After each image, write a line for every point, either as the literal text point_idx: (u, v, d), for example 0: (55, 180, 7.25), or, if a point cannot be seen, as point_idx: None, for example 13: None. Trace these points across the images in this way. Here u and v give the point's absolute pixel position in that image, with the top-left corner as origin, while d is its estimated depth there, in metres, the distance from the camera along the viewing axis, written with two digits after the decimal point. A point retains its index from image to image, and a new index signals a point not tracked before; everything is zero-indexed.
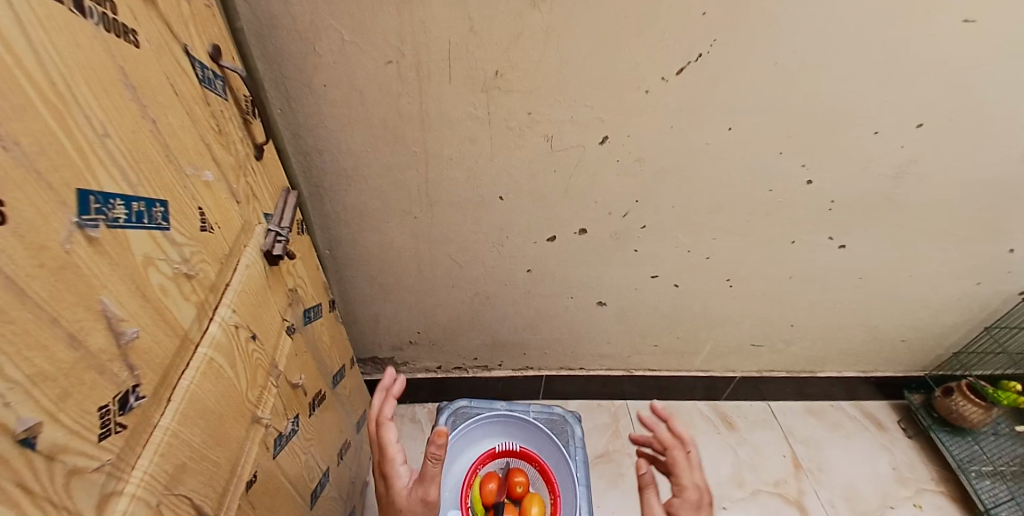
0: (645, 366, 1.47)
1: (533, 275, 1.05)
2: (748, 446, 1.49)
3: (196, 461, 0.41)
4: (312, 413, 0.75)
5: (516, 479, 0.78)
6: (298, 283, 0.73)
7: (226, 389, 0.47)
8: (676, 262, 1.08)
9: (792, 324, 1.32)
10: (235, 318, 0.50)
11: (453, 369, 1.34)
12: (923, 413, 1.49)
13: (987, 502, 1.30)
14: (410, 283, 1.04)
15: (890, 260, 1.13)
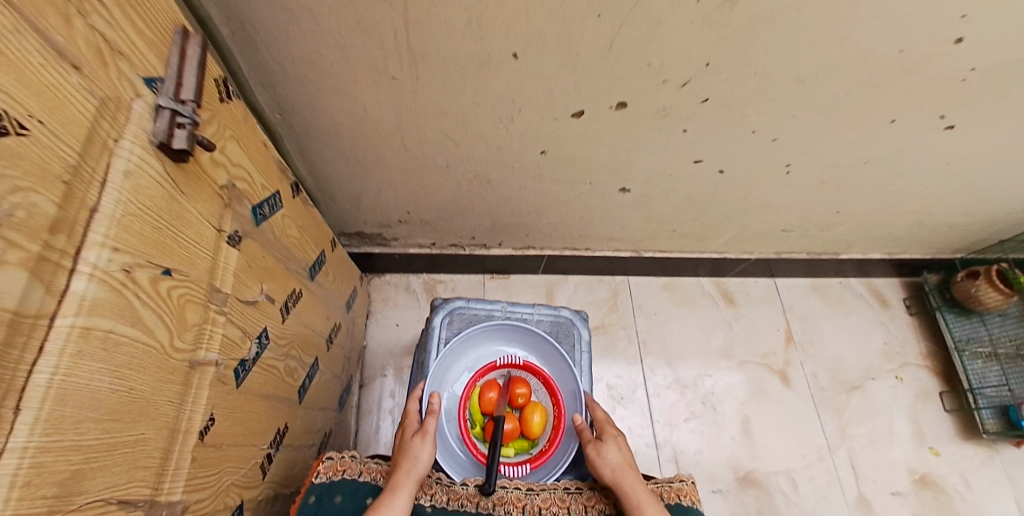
0: (656, 248, 1.31)
1: (547, 158, 0.86)
2: (742, 320, 1.38)
3: (101, 458, 0.32)
4: (284, 317, 0.68)
5: (519, 388, 0.76)
6: (235, 174, 0.54)
7: (131, 358, 0.35)
8: (726, 143, 0.82)
9: (837, 210, 1.10)
10: (121, 262, 0.35)
11: (448, 246, 1.28)
12: (936, 294, 1.33)
13: (973, 382, 1.23)
14: (394, 161, 0.86)
15: (996, 147, 0.87)
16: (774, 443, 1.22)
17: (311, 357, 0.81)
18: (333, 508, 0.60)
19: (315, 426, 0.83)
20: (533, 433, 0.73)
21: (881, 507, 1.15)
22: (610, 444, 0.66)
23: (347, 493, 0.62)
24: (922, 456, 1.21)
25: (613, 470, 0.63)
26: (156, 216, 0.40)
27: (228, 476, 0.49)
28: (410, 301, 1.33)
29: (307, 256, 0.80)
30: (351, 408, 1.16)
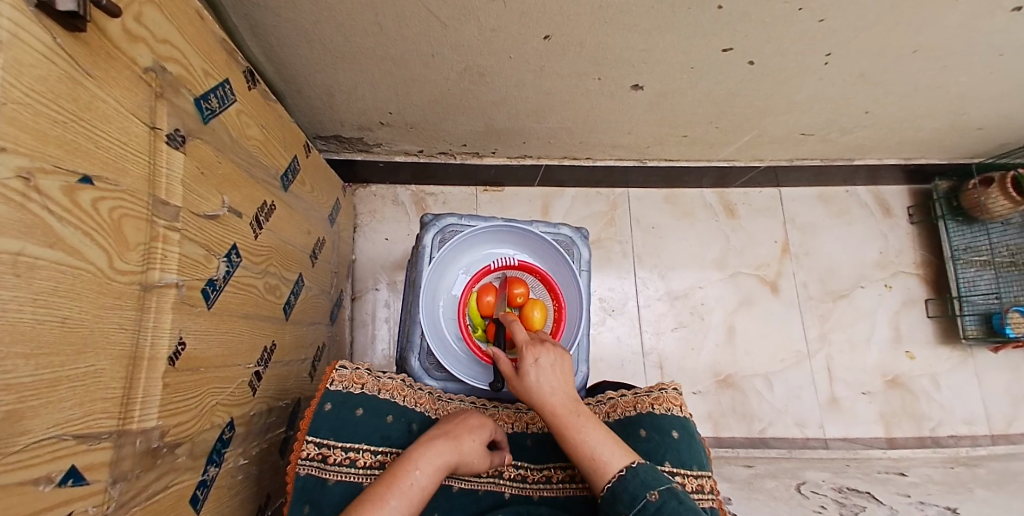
0: (661, 157, 1.21)
1: (553, 44, 0.73)
2: (742, 232, 1.35)
3: (44, 395, 0.28)
4: (257, 233, 0.62)
5: (516, 288, 0.71)
6: (162, 53, 0.42)
7: (56, 283, 0.29)
8: (767, 25, 0.69)
9: (866, 111, 0.98)
10: (15, 166, 0.26)
11: (437, 154, 1.17)
12: (942, 203, 1.30)
13: (962, 289, 1.27)
14: (368, 45, 0.72)
15: None
16: (756, 349, 1.28)
17: (294, 274, 0.77)
18: (354, 420, 0.61)
19: (306, 341, 0.82)
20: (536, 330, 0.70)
21: (849, 404, 1.25)
22: (532, 366, 0.56)
23: (369, 407, 0.63)
24: (896, 360, 1.29)
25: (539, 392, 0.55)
26: (56, 107, 0.30)
27: (212, 396, 0.48)
28: (399, 214, 1.26)
29: (276, 162, 0.71)
30: (346, 320, 1.16)
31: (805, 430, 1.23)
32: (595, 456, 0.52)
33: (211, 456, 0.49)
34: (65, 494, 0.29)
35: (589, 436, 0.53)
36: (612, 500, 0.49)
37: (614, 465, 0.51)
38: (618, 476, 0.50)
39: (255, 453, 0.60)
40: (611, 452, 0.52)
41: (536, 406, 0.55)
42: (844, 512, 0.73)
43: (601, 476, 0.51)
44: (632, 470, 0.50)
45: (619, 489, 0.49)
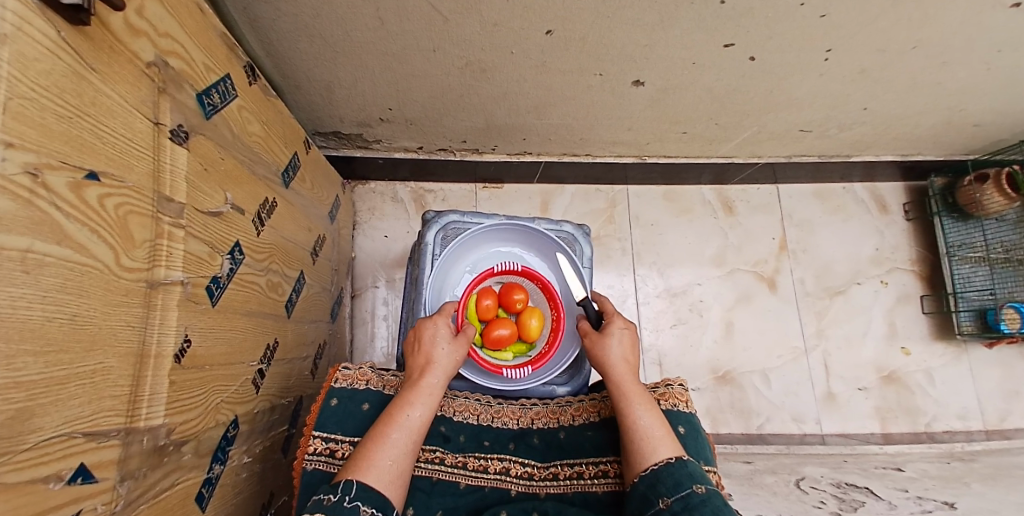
0: (660, 154, 1.21)
1: (555, 40, 0.73)
2: (740, 229, 1.36)
3: (53, 393, 0.28)
4: (259, 230, 0.61)
5: (516, 295, 0.74)
6: (165, 48, 0.42)
7: (64, 280, 0.29)
8: (769, 20, 0.69)
9: (865, 108, 0.99)
10: (23, 162, 0.26)
11: (437, 151, 1.16)
12: (938, 199, 1.32)
13: (957, 285, 1.28)
14: (369, 40, 0.72)
15: None
16: (753, 345, 1.29)
17: (296, 271, 0.76)
18: (360, 415, 0.61)
19: (308, 338, 0.82)
20: (531, 337, 0.75)
21: (845, 399, 1.27)
22: (613, 336, 0.63)
23: (374, 402, 0.63)
24: (891, 354, 1.30)
25: (610, 359, 0.61)
26: (62, 102, 0.30)
27: (216, 394, 0.48)
28: (398, 211, 1.25)
29: (277, 159, 0.71)
30: (345, 318, 1.16)
31: (802, 426, 1.24)
32: (643, 433, 0.54)
33: (215, 454, 0.48)
34: (75, 492, 0.29)
35: (643, 414, 0.55)
36: (651, 478, 0.50)
37: (659, 452, 0.52)
38: (663, 461, 0.51)
39: (259, 451, 0.60)
40: (659, 439, 0.53)
41: (603, 368, 0.61)
42: (842, 506, 0.74)
43: (643, 455, 0.52)
44: (678, 460, 0.51)
45: (661, 471, 0.50)
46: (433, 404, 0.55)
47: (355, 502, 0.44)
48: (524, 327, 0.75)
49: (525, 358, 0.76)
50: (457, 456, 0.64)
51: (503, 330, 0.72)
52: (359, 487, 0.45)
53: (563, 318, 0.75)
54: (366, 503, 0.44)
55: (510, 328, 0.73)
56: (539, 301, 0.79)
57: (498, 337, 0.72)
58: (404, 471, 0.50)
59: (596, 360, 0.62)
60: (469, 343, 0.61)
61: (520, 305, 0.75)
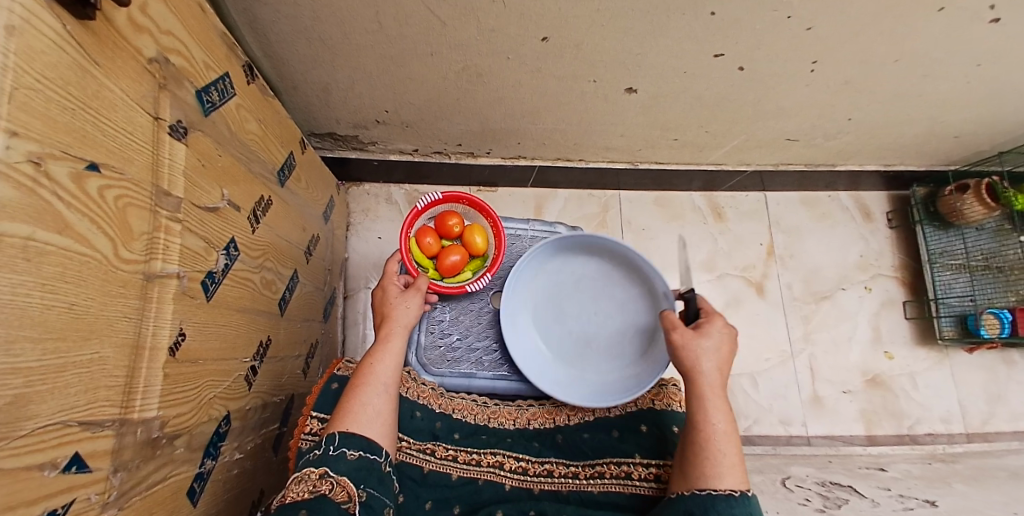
0: (652, 160, 1.24)
1: (550, 46, 0.74)
2: (729, 235, 1.38)
3: (50, 381, 0.28)
4: (254, 226, 0.61)
5: (451, 221, 0.76)
6: (166, 45, 0.42)
7: (63, 268, 0.29)
8: (758, 31, 0.71)
9: (850, 118, 1.02)
10: (26, 150, 0.26)
11: (432, 153, 1.18)
12: (920, 208, 1.35)
13: (939, 292, 1.32)
14: (368, 42, 0.73)
15: None
16: (741, 349, 1.31)
17: (289, 270, 0.76)
18: None
19: (300, 338, 0.82)
20: (480, 250, 0.77)
21: (831, 403, 1.29)
22: (711, 337, 0.59)
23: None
24: (876, 359, 1.33)
25: (699, 359, 0.58)
26: (67, 94, 0.30)
27: (210, 389, 0.48)
28: (393, 212, 1.26)
29: (273, 158, 0.71)
30: (337, 319, 1.16)
31: (789, 429, 1.26)
32: (713, 455, 0.52)
33: (208, 449, 0.48)
34: (70, 481, 0.29)
35: (716, 434, 0.53)
36: (708, 505, 0.48)
37: (724, 481, 0.51)
38: (726, 491, 0.49)
39: (250, 448, 0.60)
40: (727, 466, 0.52)
41: (693, 367, 0.58)
42: (828, 503, 0.76)
43: (707, 475, 0.51)
44: (742, 494, 0.49)
45: (720, 499, 0.48)
46: (397, 352, 0.60)
47: (340, 449, 0.51)
48: (471, 244, 0.76)
49: (483, 270, 0.77)
50: (449, 449, 0.65)
51: (453, 256, 0.74)
52: (341, 436, 0.52)
53: (498, 221, 0.77)
54: (351, 448, 0.51)
55: (459, 253, 0.74)
56: (475, 217, 0.80)
57: (451, 264, 0.74)
58: (384, 414, 0.56)
59: (686, 360, 0.59)
60: (421, 288, 0.66)
61: (456, 227, 0.76)
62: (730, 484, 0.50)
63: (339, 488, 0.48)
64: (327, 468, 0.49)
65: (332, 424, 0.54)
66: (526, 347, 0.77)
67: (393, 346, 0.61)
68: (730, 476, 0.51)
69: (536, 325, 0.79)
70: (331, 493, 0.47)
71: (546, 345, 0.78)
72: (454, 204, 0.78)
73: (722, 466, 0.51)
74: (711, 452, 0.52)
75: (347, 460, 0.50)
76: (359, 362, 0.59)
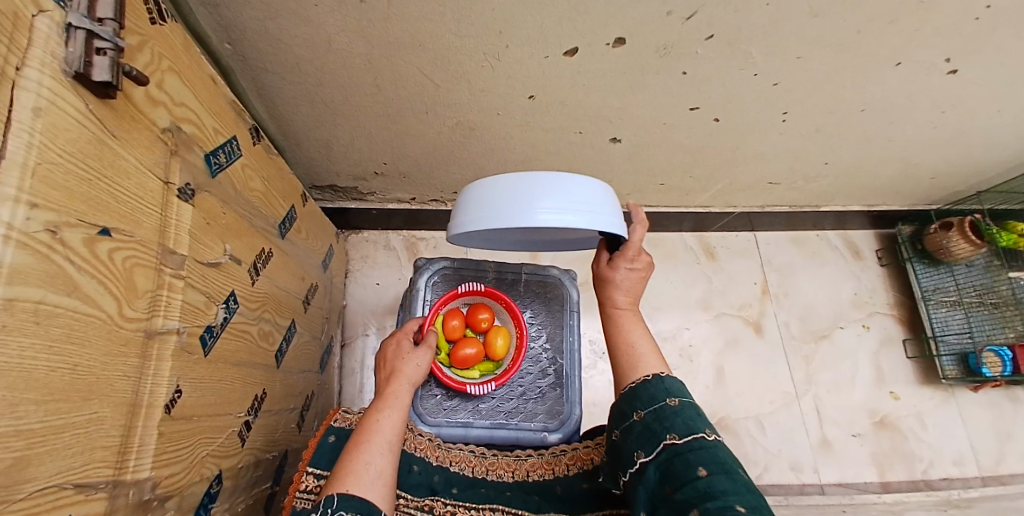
0: (641, 203, 1.28)
1: (537, 103, 0.80)
2: (723, 273, 1.40)
3: (49, 442, 0.28)
4: (253, 279, 0.63)
5: (480, 314, 0.81)
6: (179, 115, 0.46)
7: (69, 330, 0.30)
8: (728, 87, 0.77)
9: (826, 161, 1.07)
10: (44, 220, 0.28)
11: (429, 202, 1.22)
12: (908, 246, 1.38)
13: (936, 329, 1.32)
14: (367, 103, 0.78)
15: (999, 90, 0.83)
16: (745, 390, 1.29)
17: (287, 320, 0.77)
18: None
19: (295, 390, 0.80)
20: (497, 356, 0.79)
21: (840, 446, 1.25)
22: (623, 262, 0.61)
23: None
24: (881, 398, 1.31)
25: (617, 283, 0.61)
26: (85, 165, 0.33)
27: (203, 446, 0.47)
28: (390, 260, 1.28)
29: (275, 212, 0.74)
30: (334, 369, 1.15)
31: (801, 475, 1.21)
32: (630, 353, 0.57)
33: (198, 511, 0.47)
34: None
35: (631, 335, 0.59)
36: (630, 395, 0.53)
37: (644, 371, 0.55)
38: (642, 379, 0.54)
39: (241, 509, 0.58)
40: (648, 360, 0.56)
41: (605, 290, 0.62)
42: None
43: (631, 376, 0.55)
44: (656, 377, 0.53)
45: (640, 389, 0.52)
46: (402, 409, 0.59)
47: (337, 512, 0.47)
48: (490, 345, 0.79)
49: (491, 375, 0.79)
50: (447, 505, 0.62)
51: (469, 349, 0.77)
52: (340, 499, 0.48)
53: (524, 334, 0.80)
54: (349, 510, 0.48)
55: (475, 348, 0.78)
56: (505, 319, 0.84)
57: (463, 356, 0.77)
58: (386, 474, 0.53)
59: (601, 284, 0.64)
60: (430, 348, 0.68)
61: (485, 324, 0.80)
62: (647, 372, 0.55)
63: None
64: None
65: (331, 485, 0.51)
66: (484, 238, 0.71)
67: (399, 403, 0.60)
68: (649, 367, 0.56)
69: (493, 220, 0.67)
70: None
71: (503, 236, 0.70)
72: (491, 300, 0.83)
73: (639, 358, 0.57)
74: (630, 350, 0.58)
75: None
76: (363, 419, 0.58)
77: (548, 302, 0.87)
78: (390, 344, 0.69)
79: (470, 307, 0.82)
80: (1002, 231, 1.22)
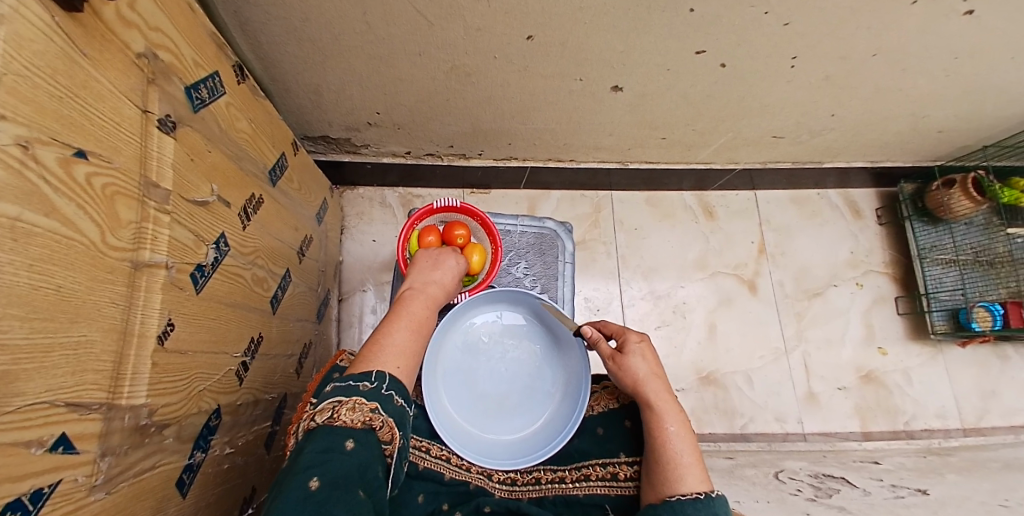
0: (642, 159, 1.25)
1: (535, 45, 0.76)
2: (720, 233, 1.39)
3: (36, 361, 0.28)
4: (245, 224, 0.62)
5: (458, 231, 0.84)
6: (154, 41, 0.43)
7: (50, 251, 0.29)
8: (737, 28, 0.73)
9: (832, 115, 1.04)
10: (13, 134, 0.27)
11: (424, 156, 1.19)
12: (908, 204, 1.37)
13: (930, 287, 1.33)
14: (357, 43, 0.74)
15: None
16: (735, 346, 1.32)
17: (281, 269, 0.77)
18: None
19: (293, 337, 0.82)
20: (473, 270, 0.83)
21: (826, 399, 1.30)
22: (636, 354, 0.66)
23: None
24: (869, 355, 1.34)
25: (639, 378, 0.64)
26: (53, 82, 0.31)
27: (200, 381, 0.48)
28: (386, 215, 1.27)
29: (264, 157, 0.72)
30: (332, 321, 1.16)
31: (785, 425, 1.26)
32: (674, 458, 0.56)
33: (198, 441, 0.49)
34: (56, 461, 0.30)
35: (676, 439, 0.58)
36: (677, 508, 0.51)
37: (688, 483, 0.54)
38: (692, 494, 0.53)
39: (241, 444, 0.60)
40: (688, 467, 0.56)
41: (634, 387, 0.63)
42: (820, 493, 0.75)
43: (672, 484, 0.55)
44: (707, 496, 0.52)
45: (687, 504, 0.51)
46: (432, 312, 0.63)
47: (390, 391, 0.50)
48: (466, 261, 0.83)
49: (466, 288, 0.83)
50: (443, 449, 0.68)
51: None
52: (392, 378, 0.51)
53: (500, 252, 0.83)
54: (398, 394, 0.51)
55: None
56: (483, 238, 0.87)
57: None
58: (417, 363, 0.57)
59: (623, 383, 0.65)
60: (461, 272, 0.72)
61: (462, 241, 0.83)
62: (692, 483, 0.54)
63: (386, 429, 0.48)
64: (379, 405, 0.48)
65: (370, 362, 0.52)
66: (469, 361, 0.79)
67: (428, 306, 0.63)
68: (694, 478, 0.55)
69: (467, 353, 0.79)
70: (380, 431, 0.48)
71: (480, 349, 0.79)
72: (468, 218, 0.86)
73: (683, 466, 0.56)
74: (672, 464, 0.56)
75: (393, 404, 0.50)
76: (399, 311, 0.60)
77: (543, 253, 0.91)
78: (425, 256, 0.73)
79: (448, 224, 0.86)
80: (1005, 188, 1.19)
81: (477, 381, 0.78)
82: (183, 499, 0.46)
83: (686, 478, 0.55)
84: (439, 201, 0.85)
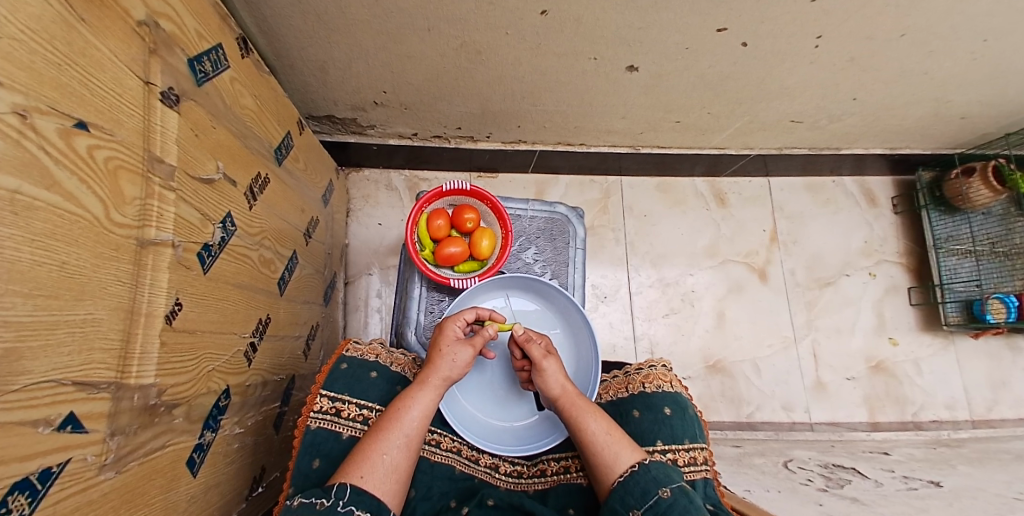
0: (654, 144, 1.22)
1: (549, 21, 0.73)
2: (731, 221, 1.37)
3: (41, 338, 0.27)
4: (251, 204, 0.61)
5: (468, 215, 0.83)
6: (156, 10, 0.41)
7: (52, 226, 0.28)
8: (763, 4, 0.69)
9: (855, 98, 1.00)
10: (11, 102, 0.26)
11: (431, 138, 1.16)
12: (925, 193, 1.34)
13: (944, 277, 1.30)
14: (364, 18, 0.72)
15: None
16: (744, 334, 1.31)
17: (288, 251, 0.76)
18: (369, 381, 0.67)
19: (300, 319, 0.81)
20: (482, 255, 0.83)
21: (834, 388, 1.29)
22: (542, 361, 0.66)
23: (381, 372, 0.69)
24: (879, 345, 1.33)
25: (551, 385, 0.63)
26: (53, 49, 0.29)
27: (210, 361, 0.48)
28: (393, 199, 1.25)
29: (269, 135, 0.70)
30: (339, 304, 1.16)
31: (792, 415, 1.26)
32: (604, 442, 0.57)
33: (207, 421, 0.48)
34: (64, 440, 0.29)
35: (599, 423, 0.59)
36: (625, 492, 0.52)
37: (624, 460, 0.55)
38: (629, 471, 0.54)
39: (251, 424, 0.60)
40: (620, 444, 0.57)
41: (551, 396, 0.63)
42: (830, 483, 0.75)
43: (612, 469, 0.55)
44: (642, 464, 0.54)
45: (629, 482, 0.52)
46: (425, 405, 0.60)
47: (349, 506, 0.48)
48: (476, 246, 0.82)
49: (476, 273, 0.83)
50: (453, 441, 0.69)
51: (454, 248, 0.81)
52: (352, 492, 0.49)
53: (509, 236, 0.82)
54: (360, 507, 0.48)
55: (460, 246, 0.81)
56: (492, 222, 0.87)
57: (448, 254, 0.81)
58: (400, 471, 0.54)
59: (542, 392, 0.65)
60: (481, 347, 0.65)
61: (471, 224, 0.83)
62: (625, 459, 0.55)
63: None
64: None
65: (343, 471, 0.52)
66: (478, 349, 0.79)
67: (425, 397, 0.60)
68: (626, 455, 0.56)
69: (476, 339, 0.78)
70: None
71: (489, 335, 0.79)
72: (478, 202, 0.85)
73: (614, 447, 0.56)
74: (603, 449, 0.57)
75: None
76: (389, 407, 0.59)
77: (554, 238, 0.89)
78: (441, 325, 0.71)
79: (458, 208, 0.85)
80: None
81: (485, 369, 0.79)
82: (194, 478, 0.46)
83: (619, 459, 0.56)
84: (449, 184, 0.84)
